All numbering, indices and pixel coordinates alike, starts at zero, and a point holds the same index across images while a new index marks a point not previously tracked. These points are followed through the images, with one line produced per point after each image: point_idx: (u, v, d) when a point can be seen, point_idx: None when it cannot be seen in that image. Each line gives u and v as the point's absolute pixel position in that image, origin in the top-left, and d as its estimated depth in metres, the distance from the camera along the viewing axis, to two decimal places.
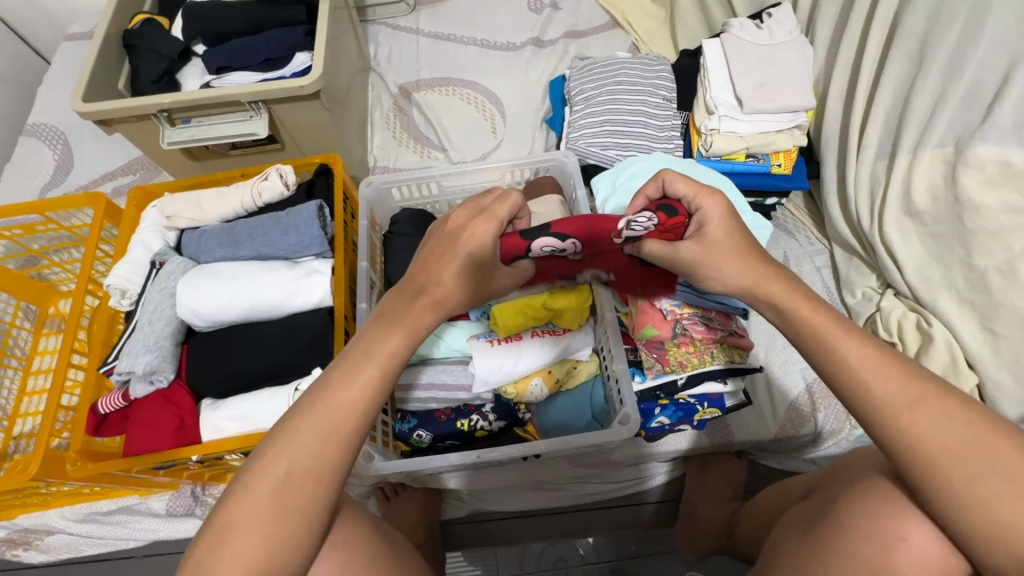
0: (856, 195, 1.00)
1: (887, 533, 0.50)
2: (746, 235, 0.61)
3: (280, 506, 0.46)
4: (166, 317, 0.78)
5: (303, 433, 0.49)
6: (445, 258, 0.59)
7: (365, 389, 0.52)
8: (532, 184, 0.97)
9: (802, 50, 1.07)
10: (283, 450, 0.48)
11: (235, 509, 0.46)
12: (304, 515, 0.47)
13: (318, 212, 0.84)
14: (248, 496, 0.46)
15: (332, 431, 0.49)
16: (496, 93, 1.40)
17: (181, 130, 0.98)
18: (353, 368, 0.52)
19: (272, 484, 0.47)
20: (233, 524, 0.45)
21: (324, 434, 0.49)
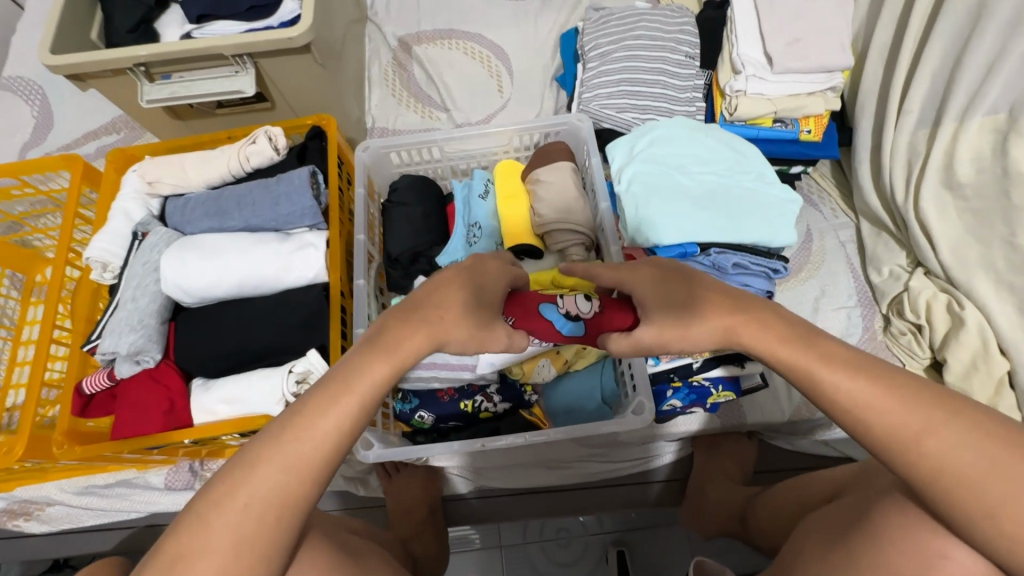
0: (891, 166, 0.93)
1: (925, 546, 0.46)
2: None
3: (239, 538, 0.42)
4: (151, 293, 0.73)
5: (264, 463, 0.44)
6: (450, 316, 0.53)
7: (338, 415, 0.46)
8: (541, 150, 0.89)
9: (842, 2, 0.97)
10: (244, 480, 0.43)
11: (191, 539, 0.41)
12: (266, 546, 0.42)
13: (310, 178, 0.78)
14: (205, 524, 0.41)
15: (297, 458, 0.44)
16: (502, 48, 1.30)
17: (160, 86, 0.90)
18: (328, 399, 0.47)
19: (230, 513, 0.42)
20: (188, 555, 0.41)
21: (287, 462, 0.44)
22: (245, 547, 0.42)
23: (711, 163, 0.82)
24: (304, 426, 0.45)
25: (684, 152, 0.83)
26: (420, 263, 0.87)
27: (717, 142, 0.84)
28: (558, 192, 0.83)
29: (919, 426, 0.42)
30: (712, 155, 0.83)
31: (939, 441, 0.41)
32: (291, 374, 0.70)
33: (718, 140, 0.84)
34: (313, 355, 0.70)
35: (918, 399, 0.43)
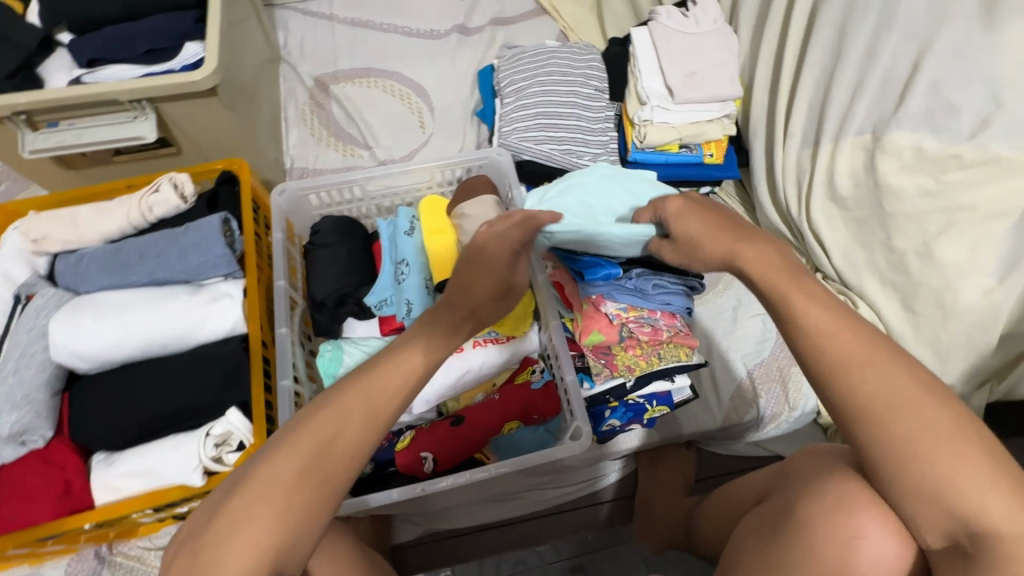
0: (784, 182, 1.02)
1: (842, 530, 0.48)
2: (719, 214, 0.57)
3: (304, 466, 0.46)
4: (38, 364, 0.66)
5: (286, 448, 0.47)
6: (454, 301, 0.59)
7: (408, 378, 0.53)
8: (464, 185, 0.91)
9: (727, 39, 1.08)
10: (330, 410, 0.49)
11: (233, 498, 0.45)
12: (330, 479, 0.47)
13: (223, 226, 0.74)
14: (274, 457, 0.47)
15: (376, 408, 0.50)
16: (421, 85, 1.32)
17: (46, 135, 0.83)
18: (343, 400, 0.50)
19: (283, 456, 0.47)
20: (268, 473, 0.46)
21: (371, 405, 0.50)
22: (280, 481, 0.45)
23: (619, 201, 0.82)
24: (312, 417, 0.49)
25: (596, 203, 0.83)
26: (347, 305, 0.85)
27: (621, 180, 0.86)
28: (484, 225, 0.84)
29: (862, 360, 0.47)
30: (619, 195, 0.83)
31: (907, 410, 0.44)
32: (208, 437, 0.64)
33: (622, 178, 0.86)
34: (234, 415, 0.64)
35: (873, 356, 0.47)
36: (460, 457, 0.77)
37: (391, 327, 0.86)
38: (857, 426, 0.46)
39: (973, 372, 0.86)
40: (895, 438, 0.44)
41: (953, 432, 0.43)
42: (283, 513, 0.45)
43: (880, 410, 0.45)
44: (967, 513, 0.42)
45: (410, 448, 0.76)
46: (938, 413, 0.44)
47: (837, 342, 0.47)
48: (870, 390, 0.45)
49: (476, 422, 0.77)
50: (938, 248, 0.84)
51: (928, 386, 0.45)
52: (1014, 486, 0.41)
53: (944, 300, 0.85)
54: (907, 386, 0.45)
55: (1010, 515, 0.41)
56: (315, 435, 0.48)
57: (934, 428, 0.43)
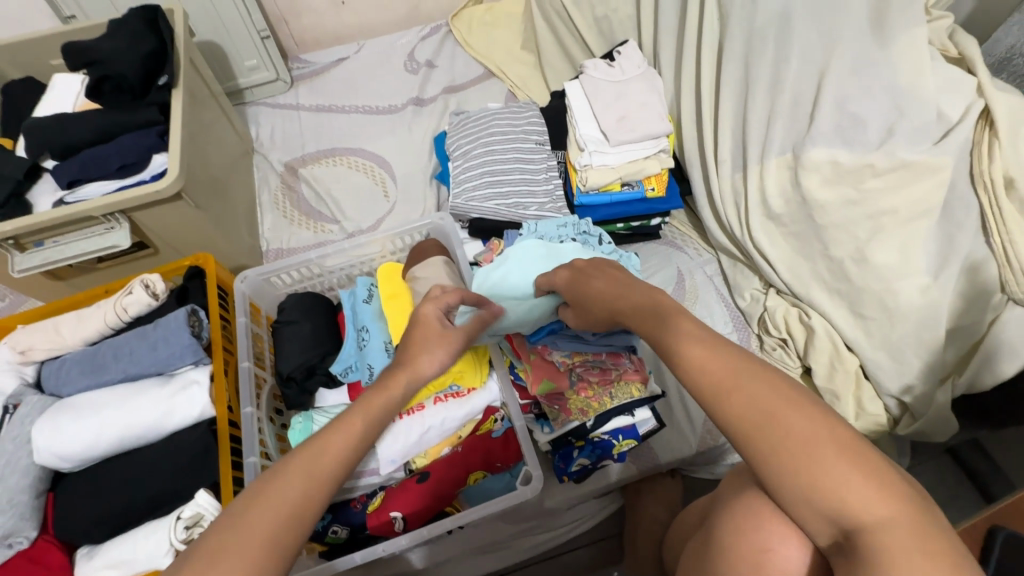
0: (723, 206, 1.06)
1: (756, 546, 0.50)
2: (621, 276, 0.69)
3: (263, 534, 0.44)
4: (23, 467, 0.71)
5: (245, 515, 0.45)
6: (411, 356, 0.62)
7: (352, 438, 0.52)
8: (415, 249, 0.97)
9: (652, 81, 1.15)
10: (271, 483, 0.47)
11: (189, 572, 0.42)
12: (275, 552, 0.44)
13: (189, 317, 0.80)
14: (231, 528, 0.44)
15: (319, 473, 0.49)
16: (384, 157, 1.42)
17: (32, 255, 0.91)
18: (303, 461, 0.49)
19: (241, 525, 0.45)
20: (210, 552, 0.43)
21: (313, 473, 0.49)
22: (240, 549, 0.43)
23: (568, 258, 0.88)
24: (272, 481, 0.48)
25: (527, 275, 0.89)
26: (316, 376, 0.89)
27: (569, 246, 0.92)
28: (433, 283, 0.88)
29: (729, 384, 0.49)
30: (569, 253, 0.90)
31: (770, 422, 0.46)
32: (179, 521, 0.68)
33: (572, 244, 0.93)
34: (202, 496, 0.69)
35: (744, 366, 0.50)
36: (429, 513, 0.79)
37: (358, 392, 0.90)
38: (744, 442, 0.47)
39: (930, 369, 0.87)
40: (767, 449, 0.46)
41: (813, 433, 0.45)
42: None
43: (751, 424, 0.47)
44: (837, 511, 0.43)
45: (379, 510, 0.78)
46: (797, 419, 0.46)
47: (713, 367, 0.50)
48: (737, 405, 0.48)
49: (443, 476, 0.80)
50: (871, 253, 0.87)
51: (788, 395, 0.47)
52: (874, 475, 0.43)
53: (887, 302, 0.87)
54: (769, 398, 0.47)
55: (868, 502, 0.42)
56: (274, 500, 0.46)
57: (798, 430, 0.45)
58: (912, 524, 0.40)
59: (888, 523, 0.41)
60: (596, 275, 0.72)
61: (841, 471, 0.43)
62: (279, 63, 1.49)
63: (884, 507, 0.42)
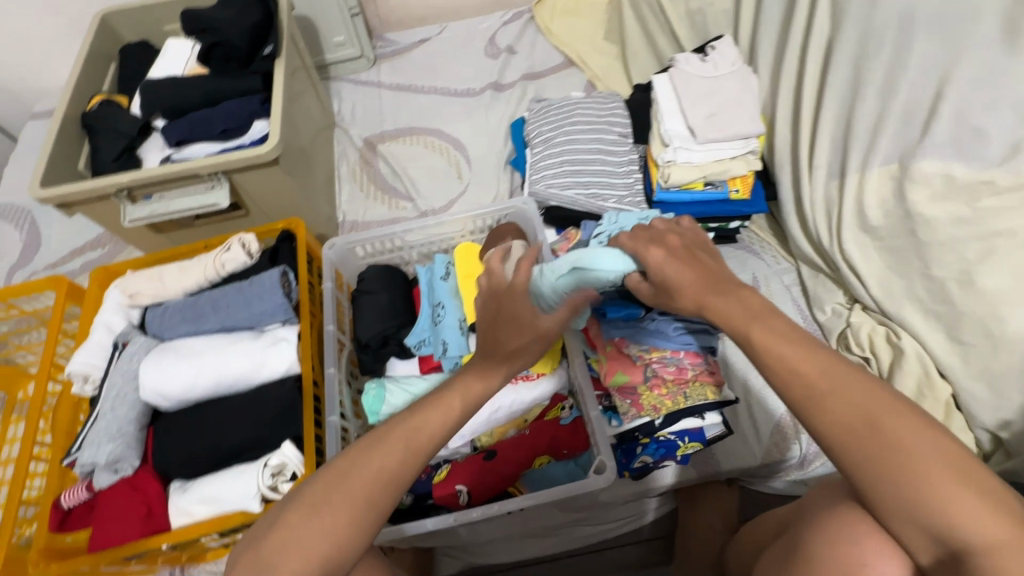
0: (813, 213, 1.02)
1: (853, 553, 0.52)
2: (702, 265, 0.60)
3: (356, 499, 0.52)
4: (130, 401, 0.77)
5: (344, 478, 0.53)
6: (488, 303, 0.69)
7: (446, 418, 0.59)
8: (494, 231, 0.98)
9: (745, 79, 1.11)
10: (374, 449, 0.55)
11: (296, 515, 0.50)
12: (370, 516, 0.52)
13: (282, 278, 0.84)
14: (333, 484, 0.52)
15: (414, 447, 0.56)
16: (459, 139, 1.44)
17: (142, 206, 0.98)
18: (403, 435, 0.56)
19: (341, 485, 0.52)
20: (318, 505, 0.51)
21: (411, 445, 0.55)
22: (334, 509, 0.51)
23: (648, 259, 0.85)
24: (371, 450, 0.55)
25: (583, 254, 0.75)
26: (390, 345, 0.92)
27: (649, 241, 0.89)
28: None
29: (836, 395, 0.50)
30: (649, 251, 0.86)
31: (881, 437, 0.48)
32: (266, 468, 0.72)
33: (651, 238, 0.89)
34: (288, 447, 0.73)
35: (849, 382, 0.50)
36: (493, 490, 0.80)
37: (431, 365, 0.92)
38: (860, 455, 0.48)
39: None
40: (874, 460, 0.48)
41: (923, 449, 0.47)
42: (335, 537, 0.50)
43: (869, 437, 0.48)
44: (941, 527, 0.46)
45: (445, 481, 0.80)
46: (917, 439, 0.47)
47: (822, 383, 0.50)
48: (848, 417, 0.49)
49: (509, 455, 0.81)
50: (979, 276, 0.81)
51: (900, 411, 0.48)
52: (986, 494, 0.45)
53: (992, 330, 0.81)
54: (887, 411, 0.48)
55: (979, 520, 0.44)
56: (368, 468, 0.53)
57: (920, 450, 0.47)
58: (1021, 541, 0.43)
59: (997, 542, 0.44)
60: (688, 261, 0.61)
61: (953, 488, 0.46)
62: (364, 41, 1.52)
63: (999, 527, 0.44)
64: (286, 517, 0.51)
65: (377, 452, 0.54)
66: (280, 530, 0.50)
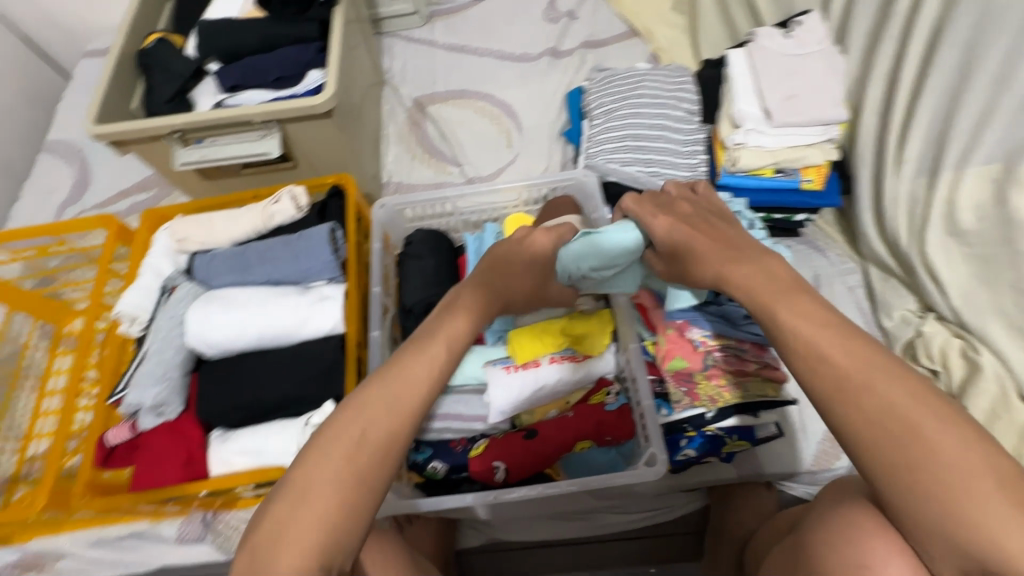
0: (894, 211, 0.95)
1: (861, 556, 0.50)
2: (715, 232, 0.65)
3: (350, 473, 0.50)
4: (176, 346, 0.76)
5: (332, 451, 0.51)
6: (474, 287, 0.72)
7: (422, 387, 0.59)
8: (549, 203, 0.93)
9: (832, 60, 1.02)
10: (357, 423, 0.54)
11: (294, 491, 0.48)
12: (371, 483, 0.51)
13: (330, 235, 0.82)
14: (323, 459, 0.50)
15: (397, 412, 0.56)
16: (511, 105, 1.38)
17: (193, 150, 0.96)
18: (381, 405, 0.56)
19: (332, 461, 0.50)
20: (313, 482, 0.49)
21: (394, 411, 0.56)
22: (330, 487, 0.49)
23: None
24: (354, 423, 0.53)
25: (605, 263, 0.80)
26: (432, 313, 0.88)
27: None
28: None
29: (864, 379, 0.47)
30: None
31: (916, 439, 0.45)
32: (307, 426, 0.71)
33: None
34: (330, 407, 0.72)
35: (886, 374, 0.47)
36: (530, 469, 0.78)
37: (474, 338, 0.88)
38: (888, 444, 0.46)
39: None
40: (900, 457, 0.45)
41: (964, 452, 0.44)
42: (339, 517, 0.48)
43: (899, 428, 0.45)
44: (973, 538, 0.42)
45: (484, 455, 0.78)
46: (946, 436, 0.44)
47: (869, 385, 0.47)
48: (887, 410, 0.46)
49: (551, 436, 0.78)
50: None
51: (943, 411, 0.46)
52: None
53: None
54: (915, 402, 0.46)
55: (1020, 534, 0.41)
56: (355, 438, 0.52)
57: (952, 449, 0.44)
58: None
59: None
60: (696, 226, 0.65)
61: (988, 494, 0.42)
62: None
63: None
64: (278, 502, 0.48)
65: (359, 420, 0.54)
66: (276, 514, 0.48)
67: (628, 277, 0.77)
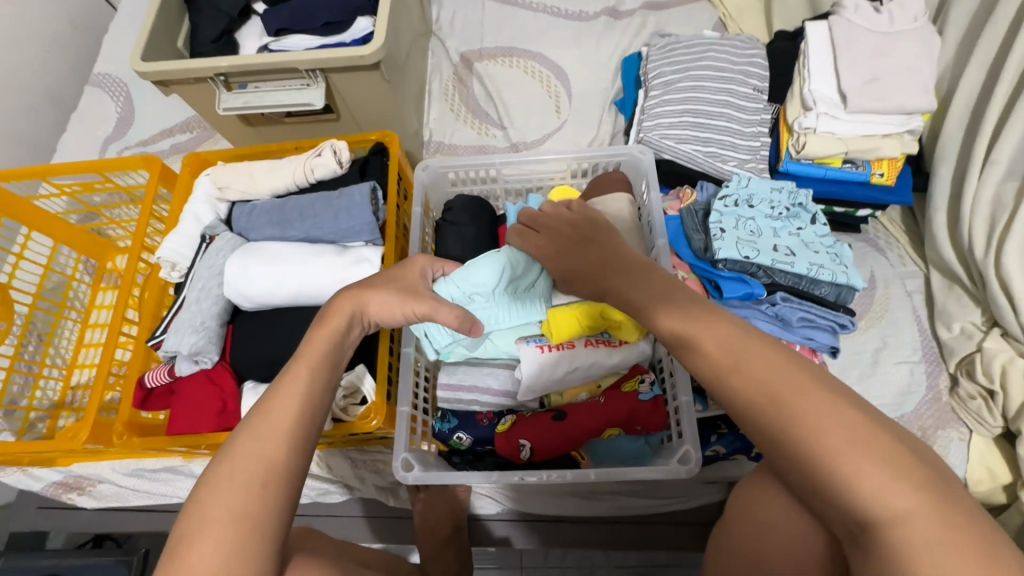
0: (973, 215, 0.87)
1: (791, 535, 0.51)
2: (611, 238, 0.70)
3: (241, 504, 0.45)
4: (214, 296, 0.77)
5: (212, 487, 0.46)
6: (371, 286, 0.62)
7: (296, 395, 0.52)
8: (599, 179, 0.88)
9: (927, 41, 0.92)
10: (234, 449, 0.48)
11: (188, 526, 0.44)
12: (260, 524, 0.45)
13: (371, 195, 0.80)
14: (211, 493, 0.45)
15: (273, 427, 0.49)
16: (562, 68, 1.31)
17: (237, 95, 0.94)
18: (257, 420, 0.49)
19: (218, 495, 0.45)
20: (192, 535, 0.44)
21: (266, 426, 0.49)
22: (218, 522, 0.44)
23: (779, 245, 0.76)
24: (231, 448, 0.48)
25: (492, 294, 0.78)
26: None
27: (780, 221, 0.79)
28: (613, 221, 0.81)
29: (730, 363, 0.48)
30: (780, 234, 0.77)
31: (791, 412, 0.44)
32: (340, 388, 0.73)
33: (782, 218, 0.79)
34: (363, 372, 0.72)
35: (750, 352, 0.47)
36: (557, 450, 0.77)
37: None
38: (758, 411, 0.46)
39: None
40: (774, 424, 0.45)
41: (825, 417, 0.43)
42: (238, 551, 0.43)
43: (763, 399, 0.45)
44: (848, 495, 0.41)
45: (509, 434, 0.77)
46: (804, 401, 0.44)
47: (730, 376, 0.48)
48: (746, 393, 0.46)
49: (581, 420, 0.77)
50: None
51: (798, 380, 0.45)
52: (893, 460, 0.41)
53: None
54: (788, 370, 0.46)
55: (889, 489, 0.40)
56: (243, 465, 0.47)
57: (818, 409, 0.43)
58: (931, 510, 0.39)
59: (905, 514, 0.40)
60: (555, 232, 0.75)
61: (857, 450, 0.42)
62: None
63: (909, 496, 0.40)
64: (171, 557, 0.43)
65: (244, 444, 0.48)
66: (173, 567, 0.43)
67: (504, 314, 0.78)
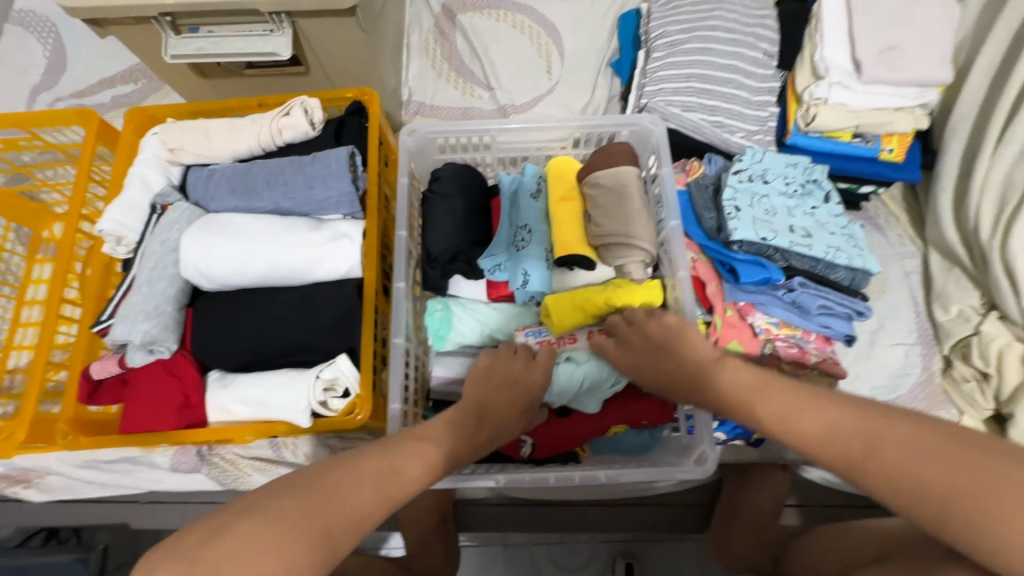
0: (981, 195, 0.84)
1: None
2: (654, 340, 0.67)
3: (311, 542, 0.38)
4: (169, 276, 0.67)
5: (294, 507, 0.39)
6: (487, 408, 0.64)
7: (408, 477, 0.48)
8: (601, 148, 0.79)
9: (947, 7, 0.87)
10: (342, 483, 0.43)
11: (255, 524, 0.37)
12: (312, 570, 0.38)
13: (350, 161, 0.70)
14: (286, 508, 0.39)
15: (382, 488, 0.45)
16: (554, 24, 1.20)
17: (187, 41, 0.81)
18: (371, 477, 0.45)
19: (294, 515, 0.39)
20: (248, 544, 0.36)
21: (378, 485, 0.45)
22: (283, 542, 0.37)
23: (796, 225, 0.71)
24: (336, 481, 0.43)
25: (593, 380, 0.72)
26: (458, 262, 0.78)
27: (794, 199, 0.74)
28: (622, 198, 0.74)
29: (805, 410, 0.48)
30: (795, 213, 0.72)
31: (934, 480, 0.38)
32: (319, 381, 0.64)
33: (797, 195, 0.74)
34: (343, 361, 0.64)
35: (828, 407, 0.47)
36: (559, 446, 0.73)
37: (501, 295, 0.80)
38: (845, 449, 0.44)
39: None
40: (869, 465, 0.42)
41: (910, 446, 0.40)
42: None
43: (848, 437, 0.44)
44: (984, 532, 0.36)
45: (508, 432, 0.71)
46: (895, 434, 0.42)
47: (833, 443, 0.44)
48: (831, 439, 0.45)
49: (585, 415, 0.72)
50: None
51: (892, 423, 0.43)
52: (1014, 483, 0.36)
53: None
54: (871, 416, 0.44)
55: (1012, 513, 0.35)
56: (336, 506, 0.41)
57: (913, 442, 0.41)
58: None
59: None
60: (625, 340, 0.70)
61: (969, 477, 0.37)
62: None
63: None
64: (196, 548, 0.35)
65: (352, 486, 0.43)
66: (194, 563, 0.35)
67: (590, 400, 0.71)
